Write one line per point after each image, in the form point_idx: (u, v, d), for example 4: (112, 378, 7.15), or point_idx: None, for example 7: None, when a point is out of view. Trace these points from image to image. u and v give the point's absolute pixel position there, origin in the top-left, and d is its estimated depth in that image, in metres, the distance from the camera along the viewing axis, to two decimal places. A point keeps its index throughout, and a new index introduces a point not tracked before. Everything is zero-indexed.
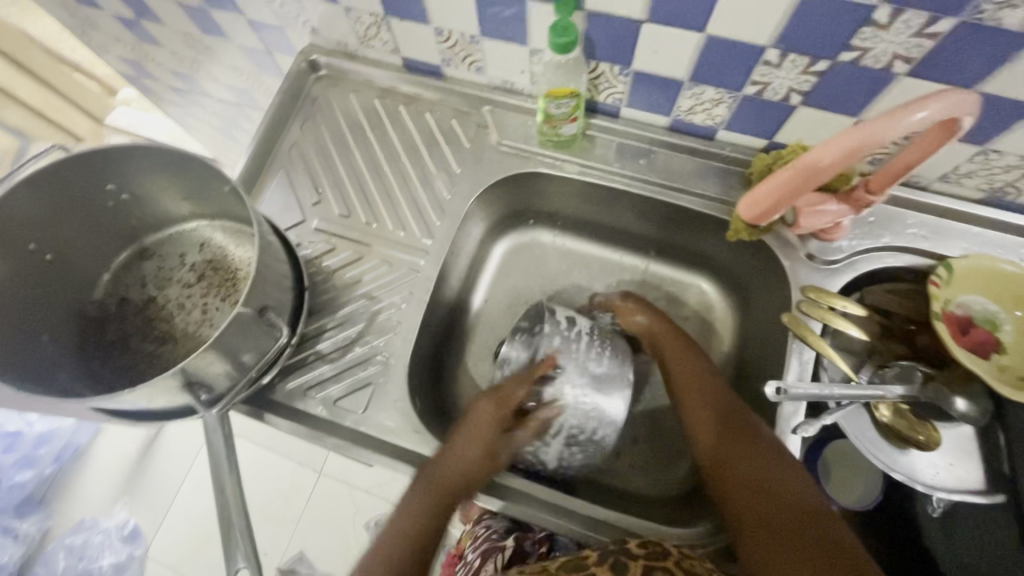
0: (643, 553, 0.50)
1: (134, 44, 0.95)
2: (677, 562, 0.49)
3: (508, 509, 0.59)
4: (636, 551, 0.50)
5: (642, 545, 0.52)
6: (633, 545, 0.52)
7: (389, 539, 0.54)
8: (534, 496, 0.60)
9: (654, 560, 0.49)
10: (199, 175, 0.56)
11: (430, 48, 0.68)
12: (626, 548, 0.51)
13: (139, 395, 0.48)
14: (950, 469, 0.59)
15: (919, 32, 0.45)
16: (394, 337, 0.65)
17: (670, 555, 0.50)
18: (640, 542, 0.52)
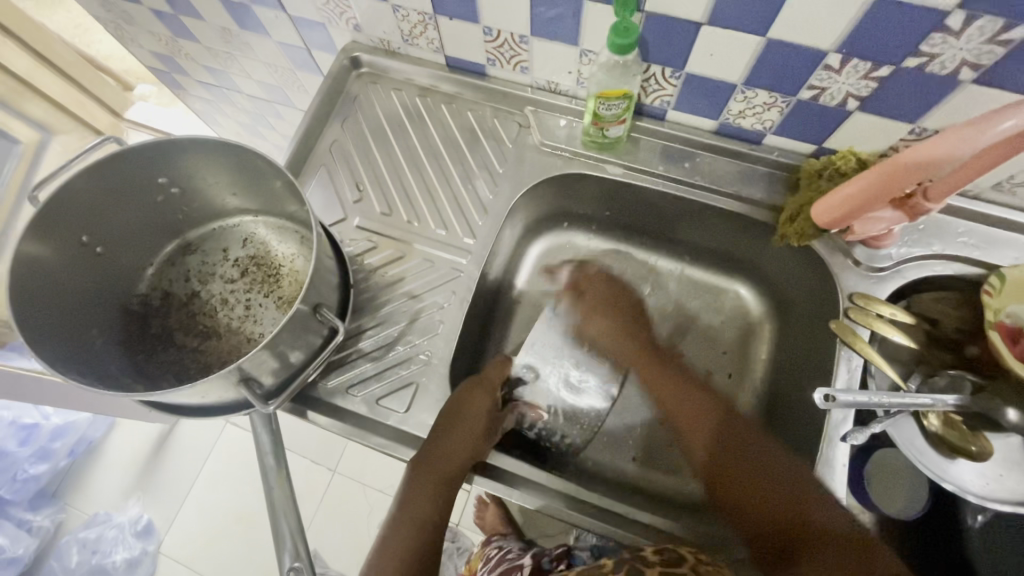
0: (659, 559, 0.50)
1: (168, 39, 0.95)
2: (693, 566, 0.49)
3: (550, 510, 0.59)
4: (651, 558, 0.51)
5: (658, 552, 0.52)
6: (648, 552, 0.52)
7: (417, 509, 0.57)
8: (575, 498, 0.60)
9: (669, 565, 0.49)
10: (253, 169, 0.55)
11: (476, 47, 0.68)
12: (643, 555, 0.52)
13: (195, 390, 0.47)
14: (1000, 480, 0.58)
15: (992, 39, 0.45)
16: (436, 337, 0.65)
17: (687, 560, 0.50)
18: (655, 549, 0.52)
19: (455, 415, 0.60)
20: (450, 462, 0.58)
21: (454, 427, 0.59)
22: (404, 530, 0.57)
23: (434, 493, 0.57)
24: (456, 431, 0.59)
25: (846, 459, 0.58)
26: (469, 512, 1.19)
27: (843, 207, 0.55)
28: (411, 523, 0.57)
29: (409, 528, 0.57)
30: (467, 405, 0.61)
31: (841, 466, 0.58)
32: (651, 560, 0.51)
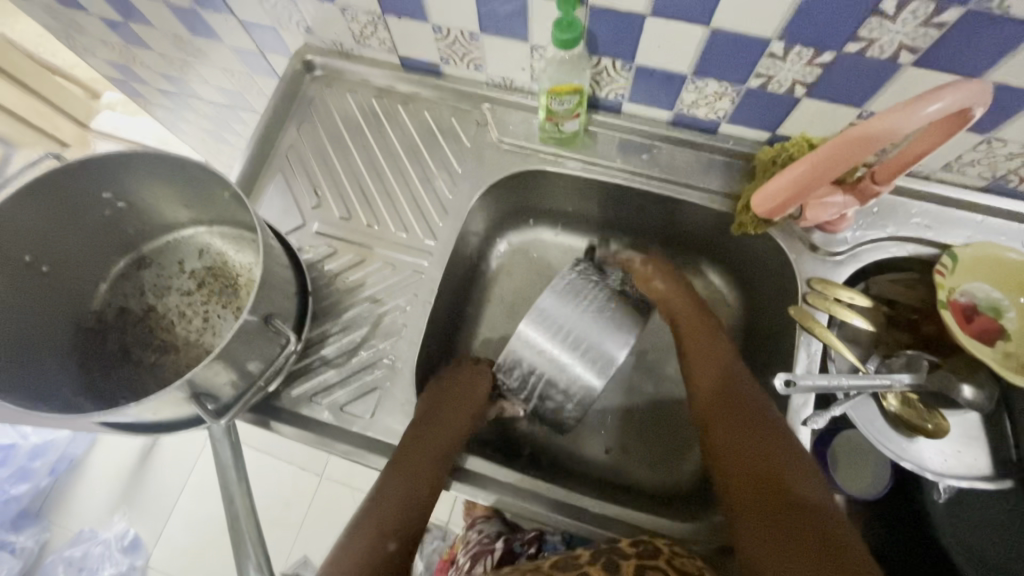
0: (636, 552, 0.50)
1: (122, 47, 0.93)
2: (668, 561, 0.49)
3: (507, 505, 0.60)
4: (627, 551, 0.50)
5: (633, 544, 0.51)
6: (625, 545, 0.51)
7: (416, 463, 0.57)
8: (538, 495, 0.60)
9: (645, 559, 0.49)
10: (199, 180, 0.55)
11: (428, 46, 0.67)
12: (618, 548, 0.51)
13: (144, 408, 0.46)
14: (957, 456, 0.59)
15: (926, 22, 0.45)
16: (399, 340, 0.65)
17: (664, 553, 0.50)
18: (630, 542, 0.52)
19: (456, 390, 0.65)
20: (445, 434, 0.60)
21: (453, 400, 0.64)
22: (401, 480, 0.56)
23: (438, 457, 0.58)
24: (451, 405, 0.63)
25: (806, 444, 0.59)
26: (457, 510, 1.19)
27: (790, 181, 0.51)
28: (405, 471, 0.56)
29: (404, 476, 0.56)
30: (463, 385, 0.66)
31: (802, 450, 0.58)
32: (626, 553, 0.50)
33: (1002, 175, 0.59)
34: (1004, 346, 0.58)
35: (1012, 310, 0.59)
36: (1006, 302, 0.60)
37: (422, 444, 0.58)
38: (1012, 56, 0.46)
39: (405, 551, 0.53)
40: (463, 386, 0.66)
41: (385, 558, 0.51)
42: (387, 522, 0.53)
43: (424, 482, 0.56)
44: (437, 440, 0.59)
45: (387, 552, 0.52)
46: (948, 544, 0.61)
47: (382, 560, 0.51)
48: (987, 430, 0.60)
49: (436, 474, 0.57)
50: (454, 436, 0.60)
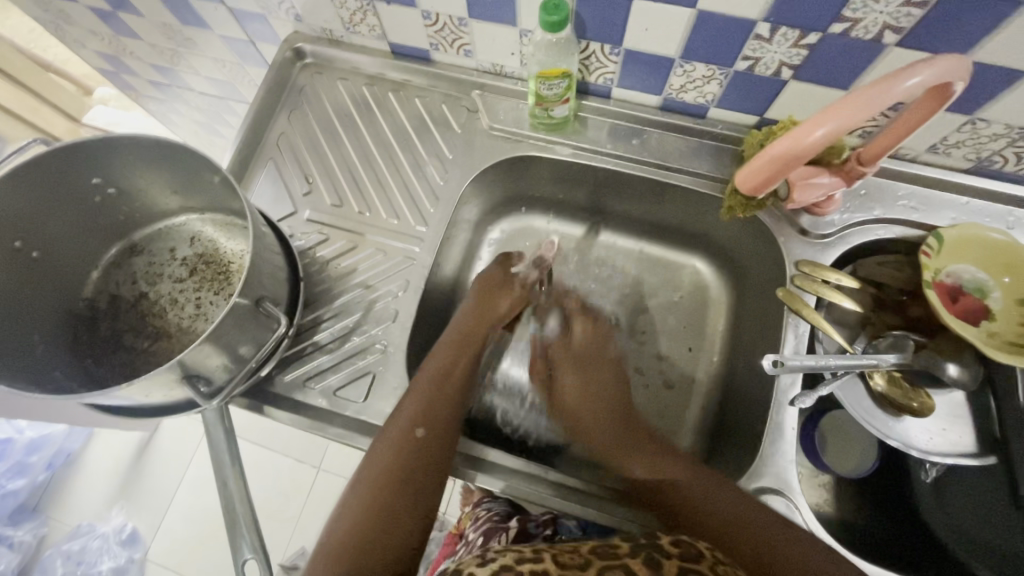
0: (676, 552, 0.46)
1: (112, 38, 0.92)
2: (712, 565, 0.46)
3: (512, 491, 0.60)
4: (669, 548, 0.47)
5: (675, 542, 0.48)
6: (664, 542, 0.48)
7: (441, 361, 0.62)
8: (540, 480, 0.60)
9: (688, 560, 0.46)
10: (189, 165, 0.55)
11: (417, 32, 0.67)
12: (658, 544, 0.48)
13: (135, 390, 0.47)
14: (943, 434, 0.61)
15: (908, 1, 0.46)
16: (391, 325, 0.65)
17: (704, 557, 0.47)
18: (670, 539, 0.49)
19: (485, 291, 0.71)
20: (478, 325, 0.67)
21: (480, 295, 0.71)
22: (433, 374, 0.60)
23: (456, 350, 0.64)
24: (478, 306, 0.69)
25: (795, 424, 0.59)
26: (455, 501, 1.21)
27: (776, 163, 0.47)
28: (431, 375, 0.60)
29: (433, 377, 0.60)
30: (492, 287, 0.71)
31: (790, 430, 0.59)
32: (669, 552, 0.47)
33: (987, 156, 0.60)
34: (988, 325, 0.59)
35: (998, 290, 0.60)
36: (991, 283, 0.60)
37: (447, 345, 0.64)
38: (994, 34, 0.46)
39: (435, 437, 0.55)
40: (496, 280, 0.72)
41: (420, 443, 0.54)
42: (413, 413, 0.55)
43: (443, 378, 0.60)
44: (464, 337, 0.65)
45: (419, 437, 0.54)
46: (937, 527, 0.60)
47: (416, 445, 0.54)
48: (972, 409, 0.61)
49: (458, 371, 0.62)
50: (481, 327, 0.67)
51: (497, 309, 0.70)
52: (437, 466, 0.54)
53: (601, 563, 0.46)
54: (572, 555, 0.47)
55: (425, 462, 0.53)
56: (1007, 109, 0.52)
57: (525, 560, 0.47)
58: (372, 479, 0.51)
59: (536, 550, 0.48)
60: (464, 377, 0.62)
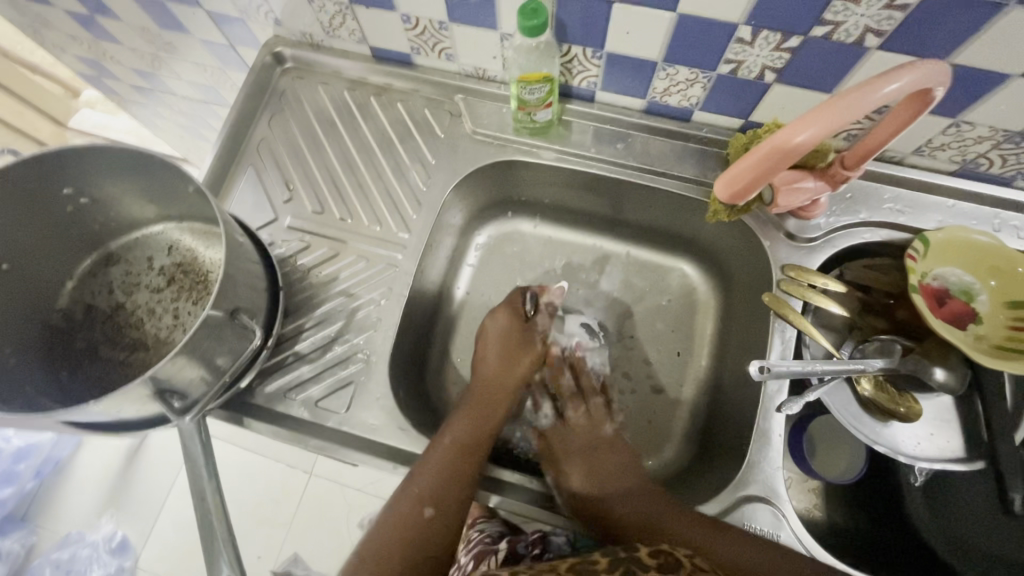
0: (655, 564, 0.47)
1: (91, 42, 0.91)
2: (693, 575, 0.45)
3: (509, 505, 0.59)
4: (648, 561, 0.47)
5: (652, 554, 0.48)
6: (643, 555, 0.48)
7: (463, 428, 0.61)
8: (533, 492, 0.60)
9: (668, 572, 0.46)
10: (162, 174, 0.54)
11: (398, 36, 0.66)
12: (637, 556, 0.48)
13: (106, 406, 0.46)
14: (931, 439, 0.60)
15: (889, 4, 0.45)
16: (374, 334, 0.64)
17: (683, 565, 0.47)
18: (649, 550, 0.49)
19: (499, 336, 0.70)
20: (502, 383, 0.67)
21: (506, 345, 0.69)
22: (458, 435, 0.60)
23: (476, 415, 0.63)
24: (500, 363, 0.68)
25: (782, 430, 0.59)
26: None
27: (751, 171, 0.44)
28: (451, 441, 0.59)
29: (453, 446, 0.59)
30: (511, 336, 0.70)
31: (777, 436, 0.58)
32: (647, 563, 0.47)
33: (972, 158, 0.59)
34: (976, 329, 0.59)
35: (984, 293, 0.60)
36: (977, 286, 0.60)
37: (469, 411, 0.64)
38: (976, 37, 0.46)
39: (442, 518, 0.56)
40: (514, 333, 0.70)
41: (422, 525, 0.55)
42: (424, 490, 0.56)
43: (464, 450, 0.59)
44: (487, 399, 0.66)
45: (426, 519, 0.55)
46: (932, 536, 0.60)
47: (418, 525, 0.55)
48: (961, 412, 0.61)
49: (480, 440, 0.61)
50: (505, 391, 0.67)
51: (521, 365, 0.69)
52: (440, 549, 0.55)
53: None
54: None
55: (430, 543, 0.55)
56: (992, 112, 0.52)
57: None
58: (372, 553, 0.53)
59: (516, 572, 0.48)
60: (485, 444, 0.62)
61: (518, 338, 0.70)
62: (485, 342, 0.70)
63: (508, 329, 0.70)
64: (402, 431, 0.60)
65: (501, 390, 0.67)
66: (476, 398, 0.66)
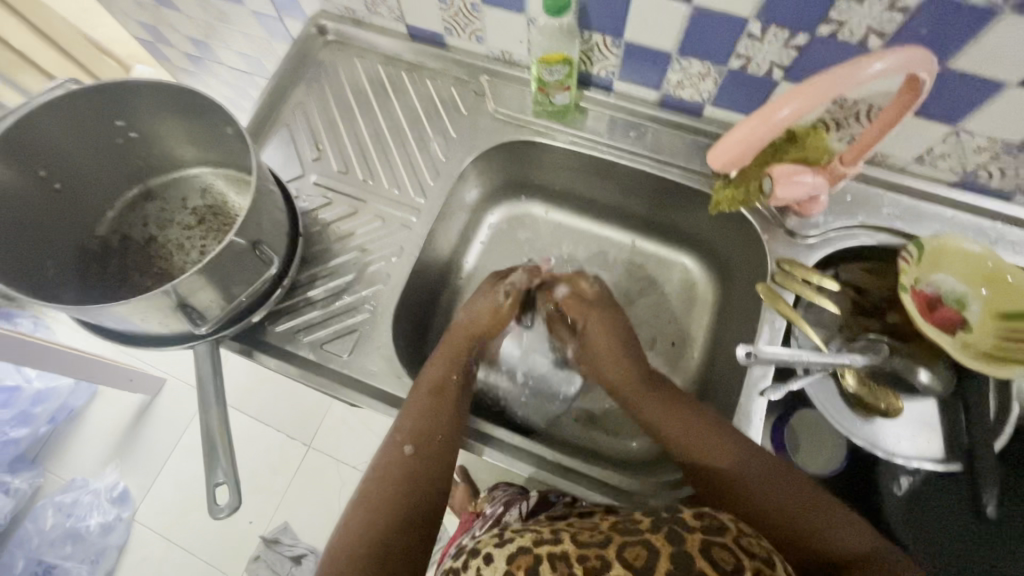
0: (699, 525, 0.45)
1: (153, 9, 0.98)
2: (737, 538, 0.44)
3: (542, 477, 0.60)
4: (691, 522, 0.45)
5: (697, 515, 0.46)
6: (687, 516, 0.46)
7: (433, 370, 0.62)
8: (522, 450, 0.62)
9: (710, 533, 0.44)
10: (210, 116, 0.58)
11: (433, 16, 0.71)
12: (679, 518, 0.46)
13: (133, 313, 0.50)
14: (912, 439, 0.61)
15: (889, 6, 0.48)
16: (382, 288, 0.68)
17: (729, 528, 0.45)
18: (694, 512, 0.47)
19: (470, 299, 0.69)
20: (470, 334, 0.67)
21: (477, 311, 0.68)
22: (429, 383, 0.61)
23: (449, 360, 0.64)
24: (469, 321, 0.67)
25: (762, 413, 0.60)
26: None
27: (742, 139, 0.45)
28: (425, 385, 0.61)
29: (425, 390, 0.60)
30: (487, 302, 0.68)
31: (757, 420, 0.60)
32: (691, 525, 0.45)
33: (973, 170, 0.61)
34: (964, 336, 0.60)
35: (976, 302, 0.60)
36: (970, 295, 0.61)
37: (442, 356, 0.65)
38: (973, 43, 0.48)
39: (424, 455, 0.57)
40: (487, 322, 0.67)
41: (401, 461, 0.56)
42: (405, 430, 0.58)
43: (437, 388, 0.61)
44: (453, 348, 0.66)
45: (406, 455, 0.56)
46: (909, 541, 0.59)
47: (406, 462, 0.56)
48: (944, 416, 0.62)
49: (454, 380, 0.62)
50: (467, 341, 0.67)
51: (484, 319, 0.67)
52: (421, 508, 0.54)
53: (622, 539, 0.44)
54: (593, 534, 0.46)
55: (419, 475, 0.56)
56: (991, 120, 0.54)
57: (543, 542, 0.45)
58: (368, 492, 0.55)
59: (555, 531, 0.48)
60: (460, 383, 0.63)
61: (491, 323, 0.68)
62: (462, 310, 0.69)
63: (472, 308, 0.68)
64: (399, 378, 0.64)
65: (465, 340, 0.67)
66: (444, 346, 0.66)
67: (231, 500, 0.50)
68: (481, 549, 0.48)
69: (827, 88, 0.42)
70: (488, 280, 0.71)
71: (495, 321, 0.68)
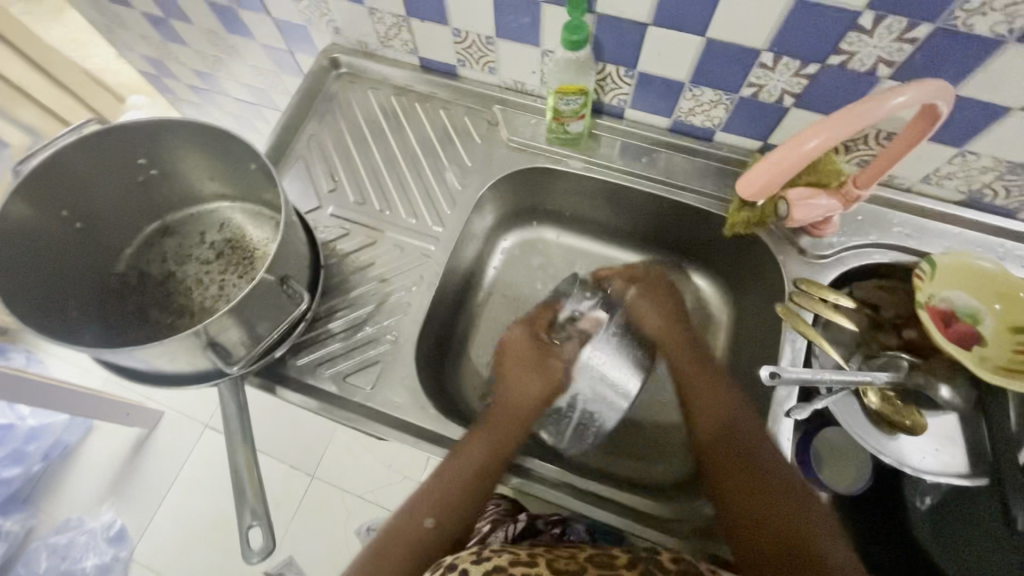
0: (676, 569, 0.52)
1: (160, 43, 0.99)
2: None
3: (528, 488, 0.61)
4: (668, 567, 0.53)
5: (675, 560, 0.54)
6: (665, 560, 0.54)
7: (472, 444, 0.59)
8: (560, 483, 0.61)
9: None
10: (234, 153, 0.59)
11: (447, 48, 0.72)
12: (657, 558, 0.54)
13: (162, 353, 0.49)
14: (936, 454, 0.62)
15: (899, 37, 0.50)
16: (403, 318, 0.68)
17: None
18: (672, 558, 0.54)
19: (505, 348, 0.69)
20: (524, 397, 0.64)
21: (526, 361, 0.66)
22: (464, 456, 0.58)
23: (502, 433, 0.60)
24: (517, 389, 0.64)
25: (789, 434, 0.61)
26: None
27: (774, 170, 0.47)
28: (463, 461, 0.58)
29: (460, 466, 0.58)
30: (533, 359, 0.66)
31: (785, 440, 0.61)
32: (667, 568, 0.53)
33: (978, 189, 0.63)
34: (981, 350, 0.61)
35: (990, 317, 0.62)
36: (983, 310, 0.62)
37: (489, 424, 0.61)
38: (979, 72, 0.50)
39: (445, 527, 0.56)
40: (531, 369, 0.66)
41: (422, 534, 0.56)
42: (429, 502, 0.57)
43: (476, 468, 0.58)
44: (510, 412, 0.63)
45: (426, 528, 0.56)
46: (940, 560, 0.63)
47: (422, 535, 0.56)
48: (966, 432, 0.62)
49: (500, 455, 0.59)
50: (523, 408, 0.63)
51: (529, 378, 0.65)
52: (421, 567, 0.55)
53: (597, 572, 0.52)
54: (568, 560, 0.54)
55: (428, 548, 0.56)
56: (996, 143, 0.56)
57: (519, 563, 0.53)
58: (384, 542, 0.56)
59: (532, 554, 0.55)
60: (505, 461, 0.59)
61: (530, 365, 0.66)
62: (501, 356, 0.69)
63: (519, 347, 0.68)
64: (424, 410, 0.63)
65: (523, 404, 0.63)
66: (498, 410, 0.63)
67: (264, 542, 0.49)
68: (457, 564, 0.54)
69: (854, 122, 0.44)
70: (526, 332, 0.69)
71: (547, 381, 0.65)
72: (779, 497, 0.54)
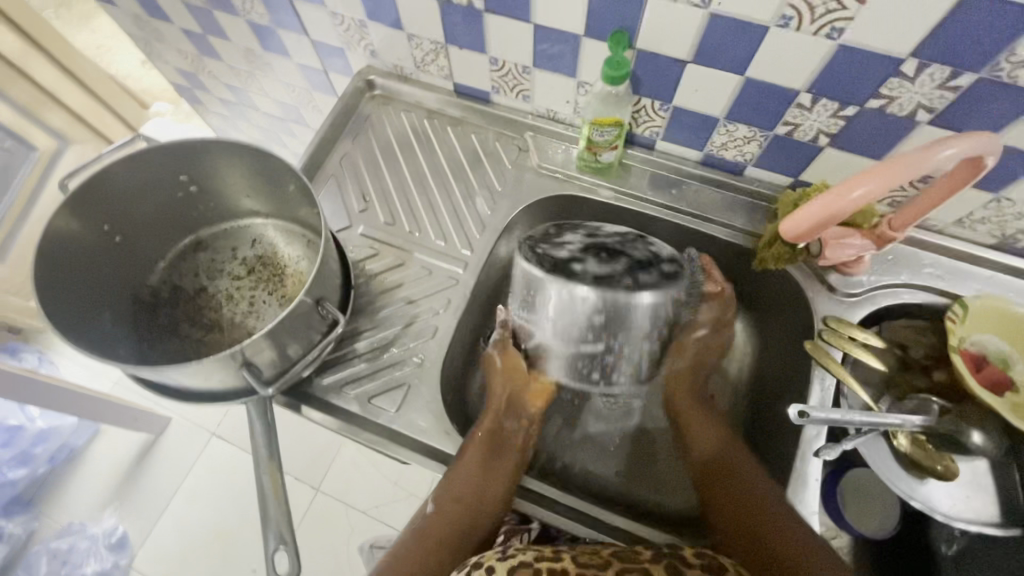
0: (699, 563, 0.51)
1: (195, 57, 1.01)
2: None
3: (554, 521, 0.60)
4: (693, 561, 0.52)
5: (696, 553, 0.53)
6: (687, 553, 0.53)
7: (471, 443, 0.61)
8: (582, 513, 0.60)
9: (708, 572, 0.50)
10: (274, 173, 0.59)
11: (482, 75, 0.74)
12: (681, 554, 0.53)
13: (196, 371, 0.49)
14: (966, 501, 0.61)
15: (941, 85, 0.50)
16: (429, 340, 0.68)
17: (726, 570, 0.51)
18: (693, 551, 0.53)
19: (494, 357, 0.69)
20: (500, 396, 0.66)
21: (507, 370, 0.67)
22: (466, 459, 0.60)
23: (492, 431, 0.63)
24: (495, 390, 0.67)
25: (818, 475, 0.60)
26: None
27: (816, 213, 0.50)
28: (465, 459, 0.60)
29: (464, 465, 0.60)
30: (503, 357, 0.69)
31: (814, 481, 0.60)
32: (691, 563, 0.52)
33: (1011, 234, 0.63)
34: (1013, 398, 0.60)
35: (1022, 363, 0.61)
36: (1014, 356, 0.61)
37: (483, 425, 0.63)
38: (1021, 121, 0.51)
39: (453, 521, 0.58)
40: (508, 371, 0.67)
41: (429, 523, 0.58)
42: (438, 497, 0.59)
43: (479, 467, 0.60)
44: (497, 412, 0.65)
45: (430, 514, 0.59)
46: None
47: (432, 528, 0.58)
48: (996, 478, 0.61)
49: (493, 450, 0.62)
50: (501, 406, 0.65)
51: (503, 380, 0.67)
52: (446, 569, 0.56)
53: (621, 565, 0.51)
54: (592, 556, 0.53)
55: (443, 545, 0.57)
56: None
57: (544, 559, 0.53)
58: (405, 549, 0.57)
59: (557, 550, 0.54)
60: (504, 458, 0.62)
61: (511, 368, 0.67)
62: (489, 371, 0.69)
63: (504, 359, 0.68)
64: (448, 434, 0.63)
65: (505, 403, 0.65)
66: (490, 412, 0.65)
67: (291, 566, 0.49)
68: (482, 562, 0.53)
69: (895, 174, 0.45)
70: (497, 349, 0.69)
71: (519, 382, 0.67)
72: (773, 513, 0.56)
